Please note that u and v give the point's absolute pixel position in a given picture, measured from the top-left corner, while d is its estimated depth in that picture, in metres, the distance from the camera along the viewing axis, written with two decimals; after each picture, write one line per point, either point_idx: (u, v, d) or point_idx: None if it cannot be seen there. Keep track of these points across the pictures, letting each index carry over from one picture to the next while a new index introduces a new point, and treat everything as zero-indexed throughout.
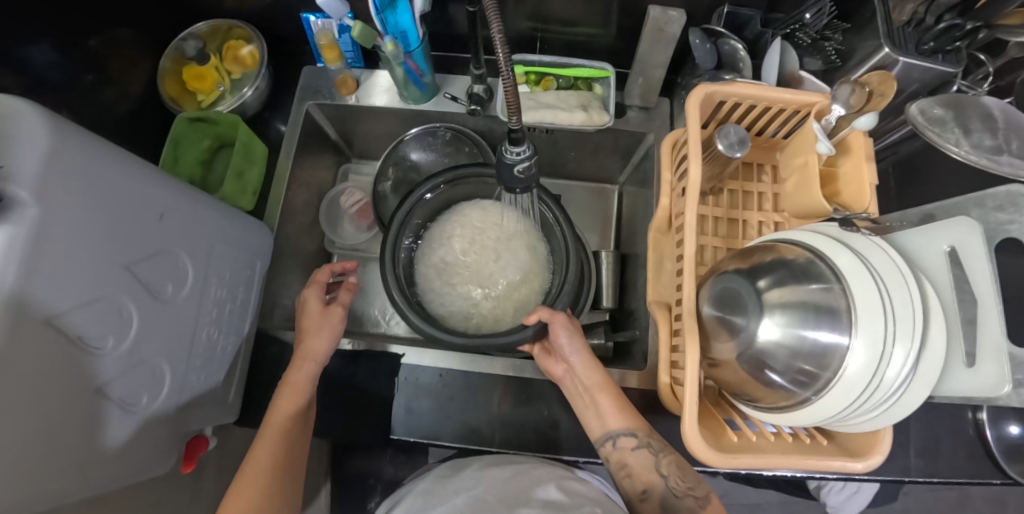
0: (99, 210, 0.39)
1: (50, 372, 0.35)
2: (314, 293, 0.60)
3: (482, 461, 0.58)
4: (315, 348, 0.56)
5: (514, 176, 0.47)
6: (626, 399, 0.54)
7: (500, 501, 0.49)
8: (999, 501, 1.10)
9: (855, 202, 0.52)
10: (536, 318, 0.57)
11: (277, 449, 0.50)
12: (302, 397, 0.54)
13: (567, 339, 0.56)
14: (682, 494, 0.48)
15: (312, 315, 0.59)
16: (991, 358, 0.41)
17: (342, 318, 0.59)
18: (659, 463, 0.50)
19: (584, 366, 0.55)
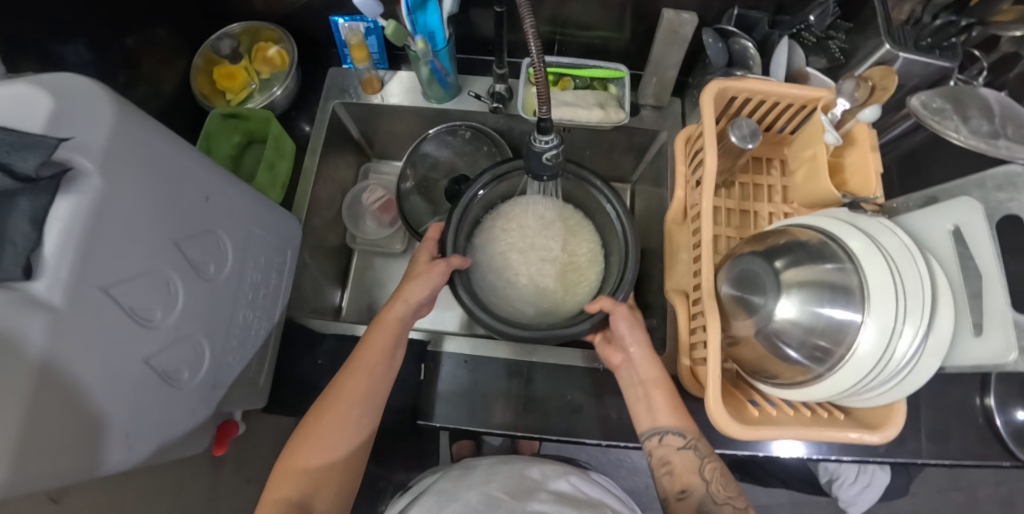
0: (154, 187, 0.41)
1: (108, 338, 0.37)
2: (425, 249, 0.62)
3: (489, 462, 0.58)
4: (377, 343, 0.55)
5: (541, 163, 0.49)
6: (679, 398, 0.55)
7: (511, 493, 0.50)
8: (1008, 501, 1.10)
9: (862, 190, 0.55)
10: (597, 308, 0.57)
11: (362, 389, 0.53)
12: (391, 337, 0.56)
13: (628, 331, 0.56)
14: (720, 501, 0.49)
15: (422, 264, 0.60)
16: (996, 328, 0.43)
17: (445, 274, 0.58)
18: (703, 467, 0.50)
19: (644, 358, 0.56)
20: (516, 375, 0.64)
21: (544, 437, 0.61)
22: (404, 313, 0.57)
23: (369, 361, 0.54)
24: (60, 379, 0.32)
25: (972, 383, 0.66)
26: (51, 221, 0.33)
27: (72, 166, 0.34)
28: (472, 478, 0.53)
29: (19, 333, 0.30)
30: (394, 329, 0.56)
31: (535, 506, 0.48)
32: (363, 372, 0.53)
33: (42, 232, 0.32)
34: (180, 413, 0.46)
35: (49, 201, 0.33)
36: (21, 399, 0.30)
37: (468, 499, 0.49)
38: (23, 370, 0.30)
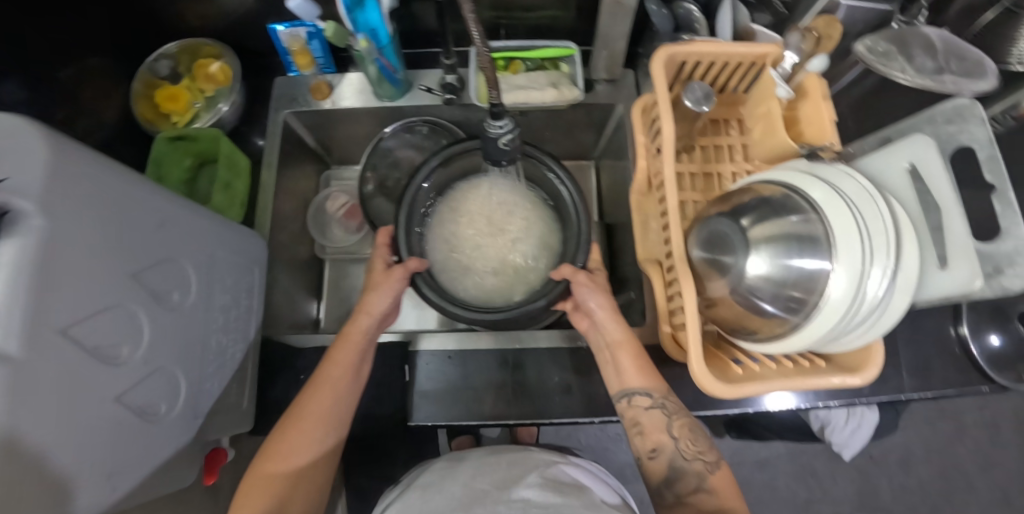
0: (100, 220, 0.39)
1: (70, 381, 0.35)
2: (380, 257, 0.61)
3: (477, 453, 0.58)
4: (342, 358, 0.55)
5: (499, 149, 0.49)
6: (645, 359, 0.55)
7: (497, 484, 0.49)
8: (992, 424, 1.15)
9: (817, 139, 0.55)
10: (560, 276, 0.57)
11: (326, 401, 0.53)
12: (355, 350, 0.56)
13: (590, 296, 0.57)
14: (690, 457, 0.51)
15: (378, 273, 0.60)
16: (960, 258, 0.44)
17: (404, 279, 0.58)
18: (670, 425, 0.52)
19: (609, 321, 0.56)
20: (504, 364, 0.64)
21: (536, 421, 0.61)
22: (370, 326, 0.58)
23: (335, 374, 0.54)
24: (30, 430, 0.31)
25: (945, 316, 0.68)
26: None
27: (10, 208, 0.32)
28: (460, 471, 0.52)
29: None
30: (359, 342, 0.57)
31: (521, 493, 0.47)
32: (326, 388, 0.53)
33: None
34: (161, 447, 0.45)
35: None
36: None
37: (454, 493, 0.48)
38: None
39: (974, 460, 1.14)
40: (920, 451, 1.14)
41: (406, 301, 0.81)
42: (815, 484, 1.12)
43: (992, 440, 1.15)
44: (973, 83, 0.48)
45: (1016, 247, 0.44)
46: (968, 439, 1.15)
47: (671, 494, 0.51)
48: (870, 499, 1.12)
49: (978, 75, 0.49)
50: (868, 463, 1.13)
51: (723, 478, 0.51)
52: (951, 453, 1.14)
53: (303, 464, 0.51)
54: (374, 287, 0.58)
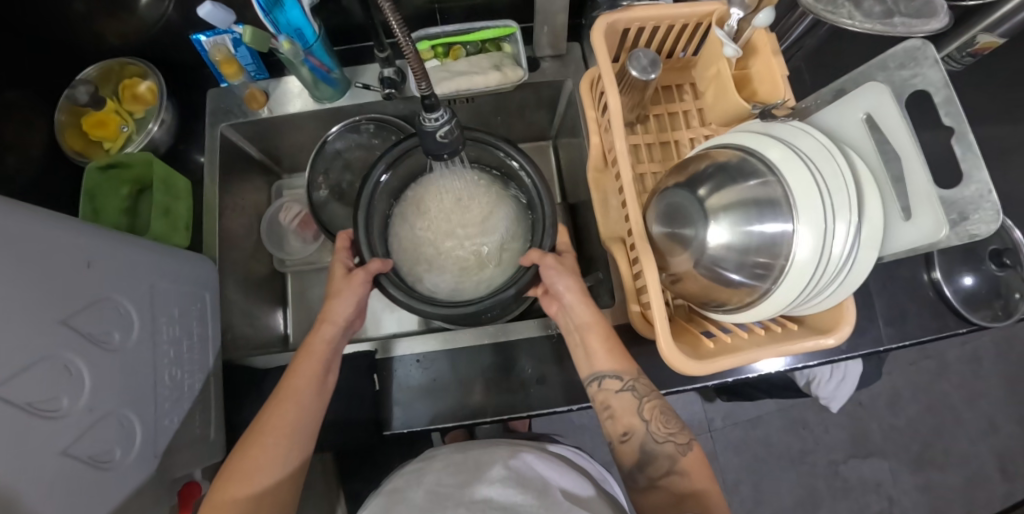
0: (16, 270, 0.37)
1: (3, 446, 0.34)
2: (340, 259, 0.59)
3: (444, 451, 0.53)
4: (303, 370, 0.53)
5: (438, 142, 0.47)
6: (616, 340, 0.53)
7: (458, 483, 0.45)
8: (974, 357, 1.17)
9: (770, 97, 0.53)
10: (528, 262, 0.55)
11: (291, 417, 0.51)
12: (320, 361, 0.55)
13: (558, 278, 0.54)
14: (662, 439, 0.50)
15: (339, 279, 0.58)
16: (923, 205, 0.43)
17: (367, 282, 0.56)
18: (642, 407, 0.51)
19: (578, 303, 0.54)
20: (478, 362, 0.62)
21: (516, 416, 0.60)
22: (332, 335, 0.56)
23: (298, 388, 0.52)
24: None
25: (916, 261, 0.67)
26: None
27: None
28: (427, 473, 0.48)
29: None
30: (323, 352, 0.55)
31: (484, 491, 0.44)
32: (293, 402, 0.52)
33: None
34: (122, 495, 0.43)
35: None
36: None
37: (417, 497, 0.45)
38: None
39: (960, 394, 1.16)
40: (907, 392, 1.16)
41: (377, 306, 0.79)
42: (808, 436, 1.14)
43: (977, 373, 1.17)
44: (923, 23, 0.47)
45: (979, 192, 0.43)
46: (953, 375, 1.17)
47: (644, 477, 0.50)
48: (862, 444, 1.14)
49: (927, 14, 0.47)
50: (858, 410, 1.15)
51: (696, 458, 0.50)
52: (938, 390, 1.16)
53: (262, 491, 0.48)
54: (331, 295, 0.56)
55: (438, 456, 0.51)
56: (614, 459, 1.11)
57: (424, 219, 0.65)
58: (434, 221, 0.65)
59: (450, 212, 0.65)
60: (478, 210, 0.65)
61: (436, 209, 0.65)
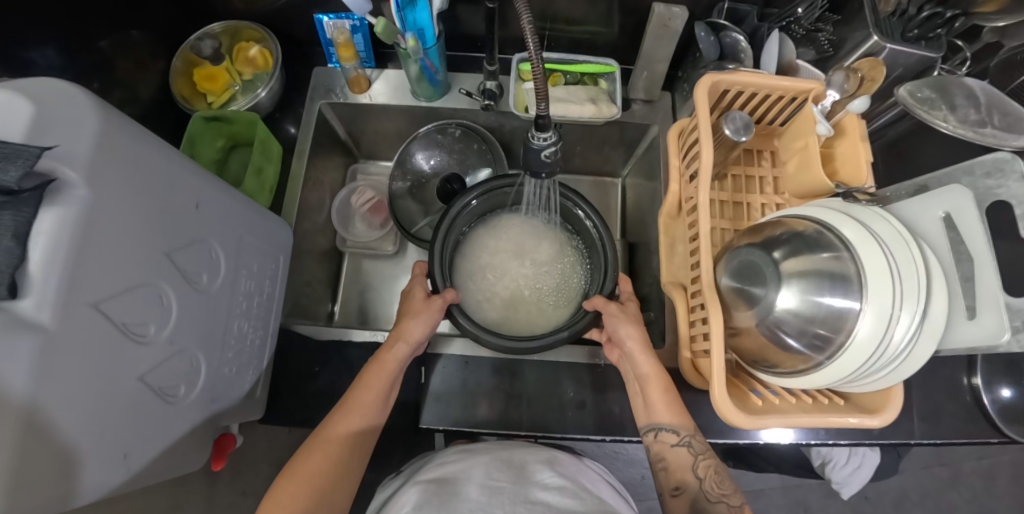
0: (142, 199, 0.39)
1: (94, 357, 0.35)
2: (417, 290, 0.62)
3: (487, 450, 0.57)
4: (375, 384, 0.55)
5: (541, 160, 0.49)
6: (675, 393, 0.55)
7: (513, 481, 0.50)
8: (988, 475, 1.15)
9: (853, 180, 0.56)
10: (590, 307, 0.60)
11: (356, 426, 0.52)
12: (390, 378, 0.56)
13: (619, 325, 0.58)
14: (714, 499, 0.50)
15: (418, 302, 0.61)
16: (989, 309, 0.44)
17: (441, 310, 0.59)
18: (697, 464, 0.52)
19: (639, 353, 0.56)
20: (517, 374, 0.64)
21: (547, 435, 0.61)
22: (404, 355, 0.58)
23: (367, 401, 0.54)
24: (55, 408, 0.32)
25: (960, 363, 0.68)
26: (34, 236, 0.32)
27: (56, 177, 0.33)
28: (474, 468, 0.53)
29: (7, 361, 0.29)
30: (393, 370, 0.57)
31: (540, 494, 0.48)
32: (358, 411, 0.53)
33: (25, 248, 0.31)
34: (175, 430, 0.45)
35: (34, 213, 0.32)
36: (9, 435, 0.29)
37: (472, 491, 0.48)
38: (10, 405, 0.29)
39: (968, 510, 1.14)
40: (914, 496, 1.14)
41: None
42: None
43: (988, 491, 1.15)
44: (1012, 138, 0.49)
45: None
46: (963, 488, 1.15)
47: None
48: None
49: (1019, 131, 0.50)
50: (863, 503, 1.13)
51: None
52: (945, 500, 1.14)
53: (320, 493, 0.48)
54: (408, 314, 0.60)
55: (479, 455, 0.56)
56: None
57: (495, 249, 0.69)
58: (503, 253, 0.69)
59: (519, 247, 0.69)
60: (547, 255, 0.69)
61: (506, 242, 0.69)
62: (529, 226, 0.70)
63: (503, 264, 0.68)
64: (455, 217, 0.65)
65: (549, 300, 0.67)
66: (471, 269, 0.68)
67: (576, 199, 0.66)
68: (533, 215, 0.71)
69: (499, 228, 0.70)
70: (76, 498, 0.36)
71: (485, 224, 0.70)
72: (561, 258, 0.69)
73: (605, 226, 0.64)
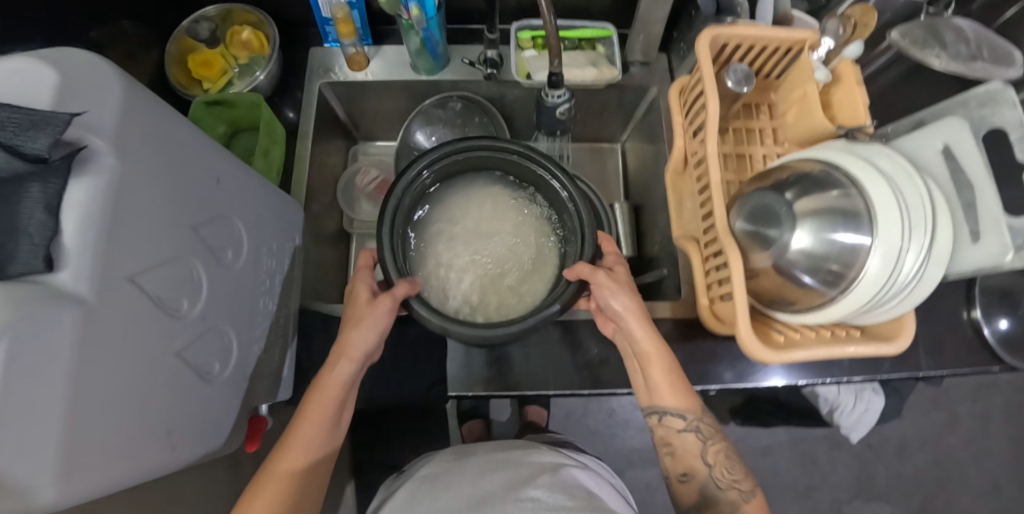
0: (164, 173, 0.39)
1: (132, 331, 0.35)
2: (363, 288, 0.57)
3: (485, 455, 0.59)
4: (318, 409, 0.51)
5: (555, 118, 0.51)
6: (679, 375, 0.55)
7: (504, 485, 0.50)
8: (984, 416, 1.19)
9: (849, 121, 0.57)
10: (575, 275, 0.56)
11: (308, 451, 0.50)
12: (335, 399, 0.52)
13: (611, 296, 0.55)
14: (725, 486, 0.53)
15: (361, 304, 0.56)
16: (991, 231, 0.47)
17: (393, 308, 0.54)
18: (706, 452, 0.54)
19: (636, 329, 0.55)
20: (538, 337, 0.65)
21: (576, 394, 0.62)
22: (348, 374, 0.53)
23: (308, 431, 0.50)
24: (97, 381, 0.32)
25: (959, 299, 0.71)
26: (65, 208, 0.31)
27: (85, 144, 0.32)
28: (468, 474, 0.54)
29: (51, 335, 0.28)
30: (338, 392, 0.53)
31: (531, 492, 0.49)
32: (302, 440, 0.50)
33: (57, 220, 0.31)
34: (212, 409, 0.44)
35: (64, 184, 0.31)
36: (56, 410, 0.28)
37: (461, 495, 0.49)
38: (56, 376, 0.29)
39: (967, 450, 1.18)
40: (915, 441, 1.18)
41: None
42: (816, 472, 1.14)
43: (985, 431, 1.19)
44: (1003, 70, 0.52)
45: None
46: (961, 430, 1.19)
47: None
48: (869, 488, 1.14)
49: (1006, 63, 0.52)
50: (867, 452, 1.16)
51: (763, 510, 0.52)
52: (946, 443, 1.18)
53: None
54: (349, 324, 0.55)
55: (473, 459, 0.58)
56: (623, 470, 1.10)
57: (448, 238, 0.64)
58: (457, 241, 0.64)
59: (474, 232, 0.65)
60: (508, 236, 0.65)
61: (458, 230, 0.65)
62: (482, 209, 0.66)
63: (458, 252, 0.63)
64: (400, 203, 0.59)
65: (522, 273, 0.64)
66: (436, 253, 0.65)
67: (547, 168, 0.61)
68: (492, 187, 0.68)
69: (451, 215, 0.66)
70: (125, 477, 0.35)
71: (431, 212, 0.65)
72: (526, 225, 0.67)
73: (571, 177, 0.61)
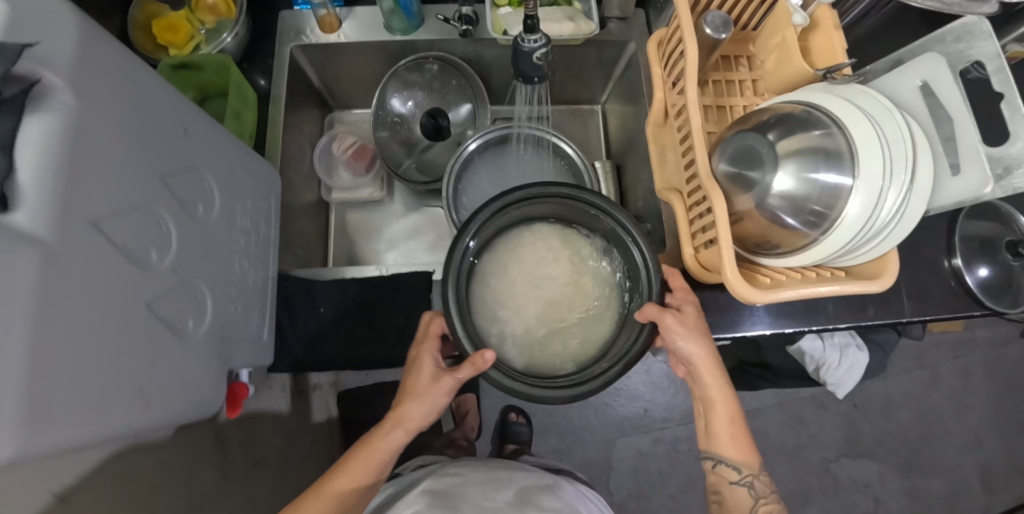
0: (127, 118, 0.37)
1: (99, 277, 0.34)
2: (431, 354, 0.54)
3: (485, 471, 0.65)
4: (354, 472, 0.52)
5: (532, 64, 0.50)
6: (742, 431, 0.55)
7: (512, 505, 0.57)
8: (964, 372, 1.22)
9: (829, 62, 0.56)
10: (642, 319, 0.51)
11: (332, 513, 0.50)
12: (374, 463, 0.53)
13: (685, 343, 0.51)
14: None
15: (426, 378, 0.54)
16: (972, 162, 0.46)
17: (451, 390, 0.53)
18: (755, 504, 0.55)
19: (716, 384, 0.53)
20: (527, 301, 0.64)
21: None
22: (399, 440, 0.53)
23: (341, 491, 0.51)
24: (58, 328, 0.30)
25: (940, 248, 0.71)
26: (21, 146, 0.29)
27: (42, 79, 0.31)
28: (473, 487, 0.60)
29: (8, 272, 0.27)
30: (381, 456, 0.53)
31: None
32: (339, 489, 0.51)
33: (12, 159, 0.29)
34: (191, 367, 0.43)
35: (19, 121, 0.29)
36: (17, 351, 0.27)
37: (469, 505, 0.55)
38: (15, 314, 0.27)
39: (949, 405, 1.21)
40: (900, 399, 1.20)
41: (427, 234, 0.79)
42: (804, 432, 1.16)
43: (966, 386, 1.22)
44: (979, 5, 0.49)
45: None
46: (944, 387, 1.22)
47: None
48: (855, 445, 1.17)
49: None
50: (854, 411, 1.18)
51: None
52: (928, 400, 1.21)
53: None
54: (408, 394, 0.54)
55: (474, 476, 0.63)
56: (615, 437, 1.11)
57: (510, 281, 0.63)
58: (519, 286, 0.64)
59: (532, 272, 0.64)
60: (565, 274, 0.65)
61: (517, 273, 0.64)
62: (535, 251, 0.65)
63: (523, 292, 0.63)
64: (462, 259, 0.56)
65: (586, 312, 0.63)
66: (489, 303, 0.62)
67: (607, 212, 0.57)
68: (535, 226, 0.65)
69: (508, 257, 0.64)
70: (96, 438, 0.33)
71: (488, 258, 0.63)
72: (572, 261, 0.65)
73: (634, 219, 0.56)
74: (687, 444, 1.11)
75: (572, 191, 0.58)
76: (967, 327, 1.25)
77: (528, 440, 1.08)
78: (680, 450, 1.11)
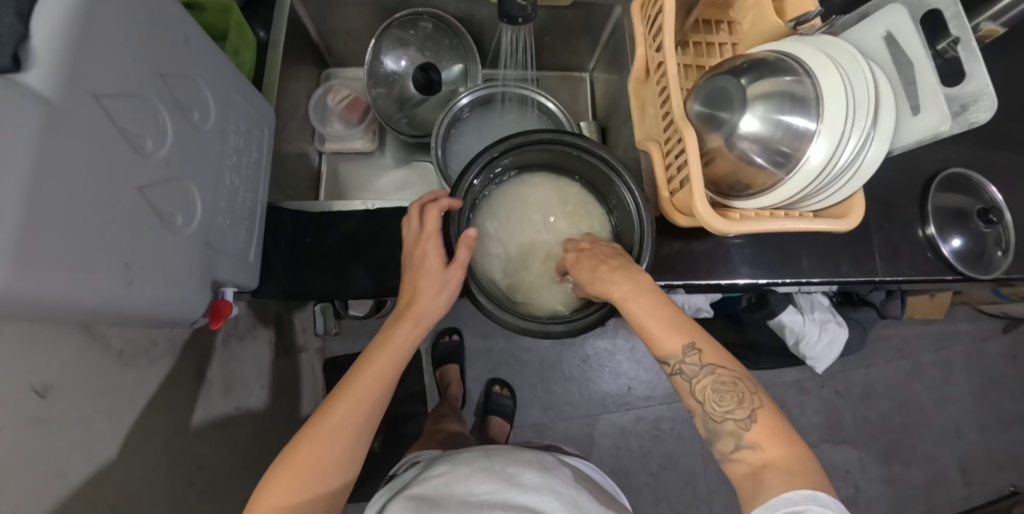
0: (136, 12, 0.39)
1: (99, 149, 0.35)
2: (434, 251, 0.53)
3: (473, 455, 0.60)
4: (381, 371, 0.50)
5: (518, 3, 0.53)
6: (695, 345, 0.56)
7: (494, 488, 0.52)
8: (946, 364, 1.23)
9: (800, 11, 0.60)
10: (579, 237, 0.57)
11: (359, 413, 0.48)
12: (396, 362, 0.51)
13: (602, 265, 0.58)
14: (719, 417, 0.43)
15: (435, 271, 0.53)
16: (931, 102, 0.49)
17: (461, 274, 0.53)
18: (694, 389, 0.45)
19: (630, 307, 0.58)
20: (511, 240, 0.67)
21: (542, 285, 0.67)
22: (418, 335, 0.53)
23: (370, 386, 0.49)
24: (57, 184, 0.31)
25: (913, 216, 0.72)
26: (36, 16, 0.32)
27: None
28: (457, 477, 0.55)
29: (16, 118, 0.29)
30: (401, 352, 0.51)
31: (521, 498, 0.51)
32: (366, 395, 0.49)
33: (27, 28, 0.31)
34: (178, 262, 0.44)
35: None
36: (20, 187, 0.28)
37: (451, 500, 0.51)
38: (18, 154, 0.28)
39: (930, 396, 1.22)
40: (881, 388, 1.21)
41: (416, 184, 0.83)
42: (785, 416, 1.17)
43: (947, 379, 1.23)
44: None
45: (979, 87, 0.46)
46: (925, 378, 1.23)
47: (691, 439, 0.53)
48: (836, 431, 1.18)
49: None
50: (836, 398, 1.19)
51: (793, 455, 0.40)
52: (909, 390, 1.22)
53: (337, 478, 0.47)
54: (423, 292, 0.53)
55: (461, 466, 0.57)
56: (598, 413, 1.13)
57: (502, 227, 0.65)
58: (512, 233, 0.65)
59: (525, 220, 0.66)
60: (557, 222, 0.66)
61: (511, 220, 0.66)
62: (532, 197, 0.66)
63: (516, 238, 0.65)
64: (463, 203, 0.57)
65: None
66: (492, 244, 0.65)
67: (605, 163, 0.58)
68: (528, 170, 0.67)
69: (505, 209, 0.66)
70: (86, 305, 0.34)
71: (484, 206, 0.65)
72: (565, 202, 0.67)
73: (618, 163, 0.57)
74: (668, 423, 1.13)
75: (573, 142, 0.58)
76: (950, 320, 1.26)
77: (511, 413, 1.08)
78: (662, 429, 1.13)
